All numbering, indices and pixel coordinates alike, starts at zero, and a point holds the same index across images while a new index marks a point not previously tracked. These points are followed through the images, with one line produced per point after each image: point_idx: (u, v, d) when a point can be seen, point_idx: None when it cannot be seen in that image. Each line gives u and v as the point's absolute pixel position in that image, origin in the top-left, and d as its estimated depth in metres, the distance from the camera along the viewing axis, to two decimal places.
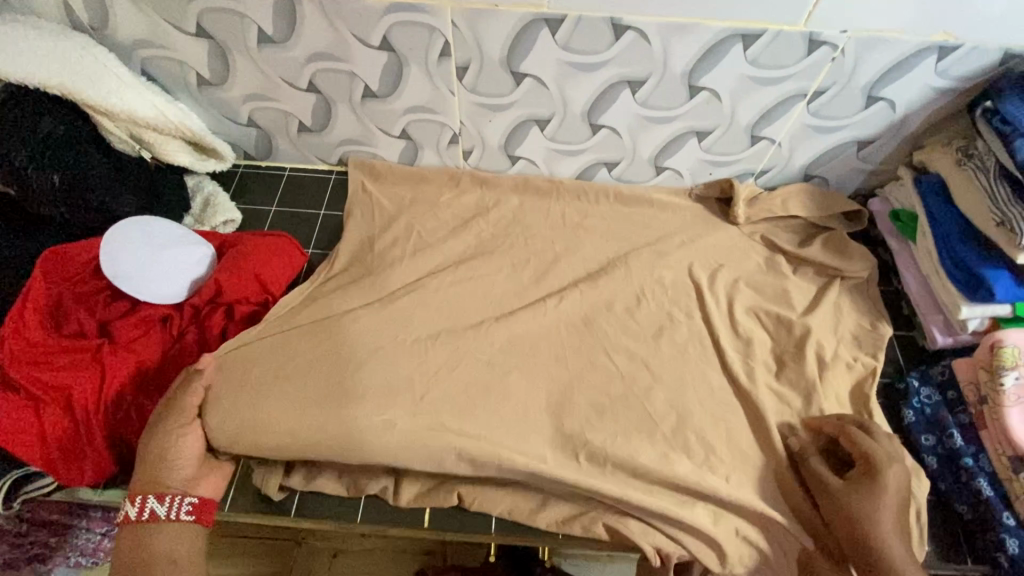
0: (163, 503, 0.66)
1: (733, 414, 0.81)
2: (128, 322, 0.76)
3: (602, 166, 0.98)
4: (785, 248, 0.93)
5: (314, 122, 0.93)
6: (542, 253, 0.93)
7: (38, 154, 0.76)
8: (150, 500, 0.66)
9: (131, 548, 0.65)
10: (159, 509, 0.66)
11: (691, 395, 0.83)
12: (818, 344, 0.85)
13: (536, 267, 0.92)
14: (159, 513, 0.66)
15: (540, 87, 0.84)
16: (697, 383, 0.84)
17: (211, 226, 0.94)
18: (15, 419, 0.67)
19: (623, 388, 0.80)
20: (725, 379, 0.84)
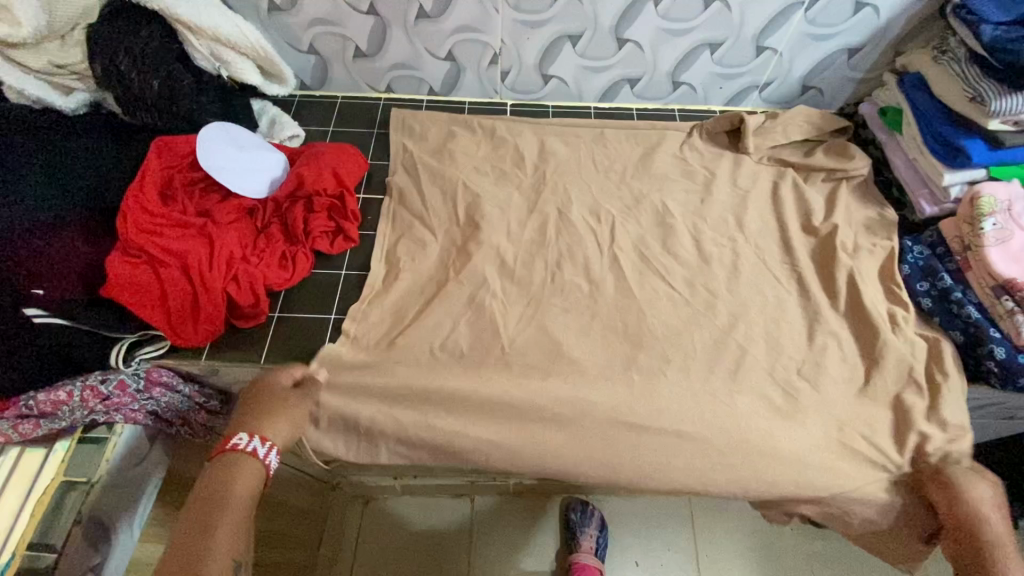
0: (248, 438, 0.70)
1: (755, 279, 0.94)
2: (226, 207, 0.86)
3: (625, 83, 1.10)
4: (794, 160, 1.02)
5: (370, 46, 1.04)
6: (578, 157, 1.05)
7: (140, 62, 0.85)
8: (241, 436, 0.70)
9: (212, 484, 0.67)
10: (245, 445, 0.69)
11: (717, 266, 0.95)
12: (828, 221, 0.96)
13: (570, 169, 1.01)
14: (242, 447, 0.69)
15: (575, 2, 0.96)
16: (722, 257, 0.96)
17: (279, 140, 1.04)
18: (141, 277, 0.76)
19: (658, 265, 0.91)
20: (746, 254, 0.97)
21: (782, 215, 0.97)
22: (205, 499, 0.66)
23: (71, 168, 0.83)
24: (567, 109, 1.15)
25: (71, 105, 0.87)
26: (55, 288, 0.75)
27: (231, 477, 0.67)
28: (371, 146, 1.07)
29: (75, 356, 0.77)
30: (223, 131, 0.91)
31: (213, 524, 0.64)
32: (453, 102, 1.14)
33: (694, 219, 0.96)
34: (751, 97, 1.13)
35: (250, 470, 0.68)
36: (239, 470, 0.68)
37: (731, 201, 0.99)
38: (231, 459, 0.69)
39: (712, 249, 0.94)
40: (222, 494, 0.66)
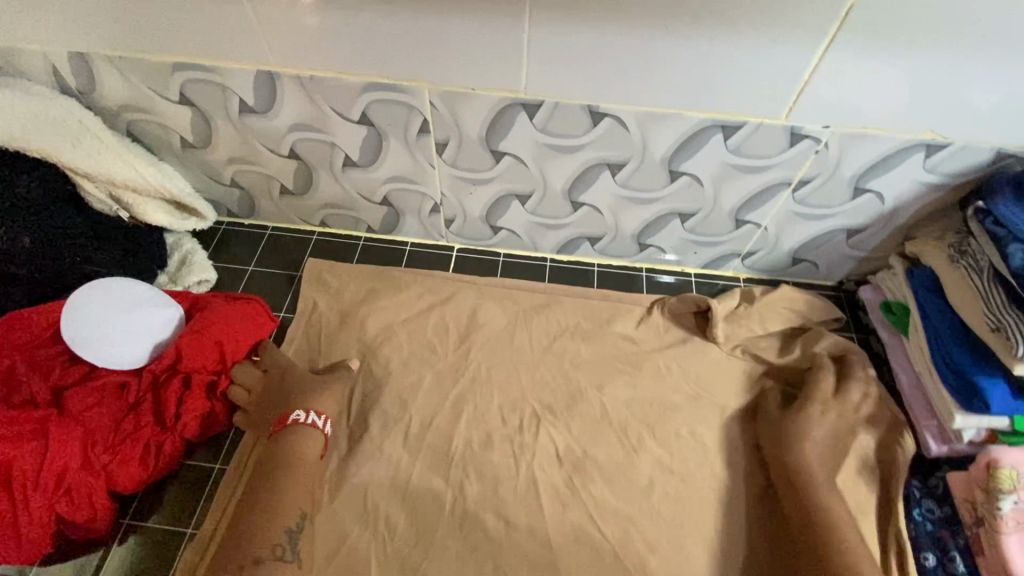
0: (305, 414, 0.78)
1: (705, 513, 0.80)
2: (81, 390, 0.74)
3: (584, 241, 0.97)
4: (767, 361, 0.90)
5: (296, 186, 0.93)
6: (522, 330, 0.94)
7: (14, 216, 0.77)
8: (297, 412, 0.78)
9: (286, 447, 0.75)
10: (304, 419, 0.77)
11: (661, 491, 0.82)
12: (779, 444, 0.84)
13: (502, 345, 0.92)
14: (301, 422, 0.77)
15: (519, 165, 0.83)
16: (668, 479, 0.82)
17: (183, 286, 0.92)
18: None
19: (580, 488, 0.81)
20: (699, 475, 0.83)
21: (732, 426, 0.87)
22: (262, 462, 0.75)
23: None
24: (520, 259, 1.01)
25: None
26: None
27: (285, 437, 0.76)
28: (290, 295, 0.96)
29: None
30: (101, 293, 0.80)
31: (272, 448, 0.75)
32: (394, 241, 1.03)
33: (633, 423, 0.87)
34: (731, 263, 0.97)
35: (310, 442, 0.76)
36: (303, 439, 0.76)
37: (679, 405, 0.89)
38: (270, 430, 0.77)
39: (645, 475, 0.83)
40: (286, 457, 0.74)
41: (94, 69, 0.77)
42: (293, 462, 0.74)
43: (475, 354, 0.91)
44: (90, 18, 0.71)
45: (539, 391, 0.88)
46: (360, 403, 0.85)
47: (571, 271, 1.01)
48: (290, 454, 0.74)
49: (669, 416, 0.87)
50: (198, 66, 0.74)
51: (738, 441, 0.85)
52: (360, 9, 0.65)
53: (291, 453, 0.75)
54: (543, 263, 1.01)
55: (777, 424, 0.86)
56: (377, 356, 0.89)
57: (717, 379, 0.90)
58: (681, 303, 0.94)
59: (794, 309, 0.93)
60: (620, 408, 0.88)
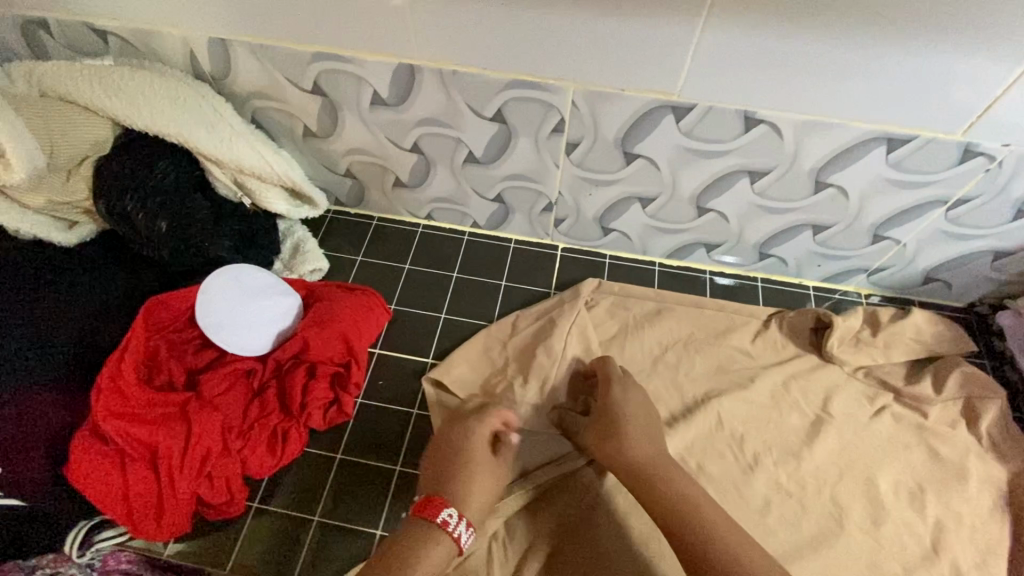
0: (455, 518, 0.67)
1: (828, 541, 0.77)
2: (216, 375, 0.76)
3: (701, 248, 0.94)
4: (894, 385, 0.86)
5: (411, 178, 0.92)
6: (632, 335, 0.92)
7: (151, 201, 0.77)
8: (444, 510, 0.67)
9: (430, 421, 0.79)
10: (452, 522, 0.66)
11: (780, 513, 0.79)
12: (902, 477, 0.81)
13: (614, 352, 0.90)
14: (448, 526, 0.66)
15: (651, 167, 0.79)
16: (788, 501, 0.80)
17: (299, 274, 0.94)
18: (102, 472, 0.67)
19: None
20: (820, 500, 0.80)
21: (853, 450, 0.83)
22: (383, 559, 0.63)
23: (57, 319, 0.74)
24: (627, 261, 0.99)
25: (72, 240, 0.79)
26: (15, 468, 0.67)
27: (418, 538, 0.65)
28: (400, 287, 0.97)
29: (28, 541, 0.70)
30: (231, 280, 0.81)
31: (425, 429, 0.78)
32: (499, 237, 1.01)
33: (747, 439, 0.85)
34: (855, 279, 0.94)
35: (445, 546, 0.65)
36: (435, 543, 0.65)
37: (796, 427, 0.86)
38: (403, 528, 0.66)
39: (762, 495, 0.81)
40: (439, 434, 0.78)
41: (231, 55, 0.76)
42: (419, 560, 0.63)
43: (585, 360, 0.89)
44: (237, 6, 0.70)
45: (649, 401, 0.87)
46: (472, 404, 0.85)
47: (680, 278, 0.98)
48: (415, 556, 0.63)
49: (784, 436, 0.85)
50: (339, 57, 0.73)
51: (861, 467, 0.82)
52: (520, 4, 0.62)
53: (412, 556, 0.63)
54: (651, 268, 0.99)
55: (899, 451, 0.83)
56: (488, 355, 0.89)
57: (837, 401, 0.87)
58: (800, 317, 0.92)
59: (924, 333, 0.88)
60: (735, 424, 0.86)
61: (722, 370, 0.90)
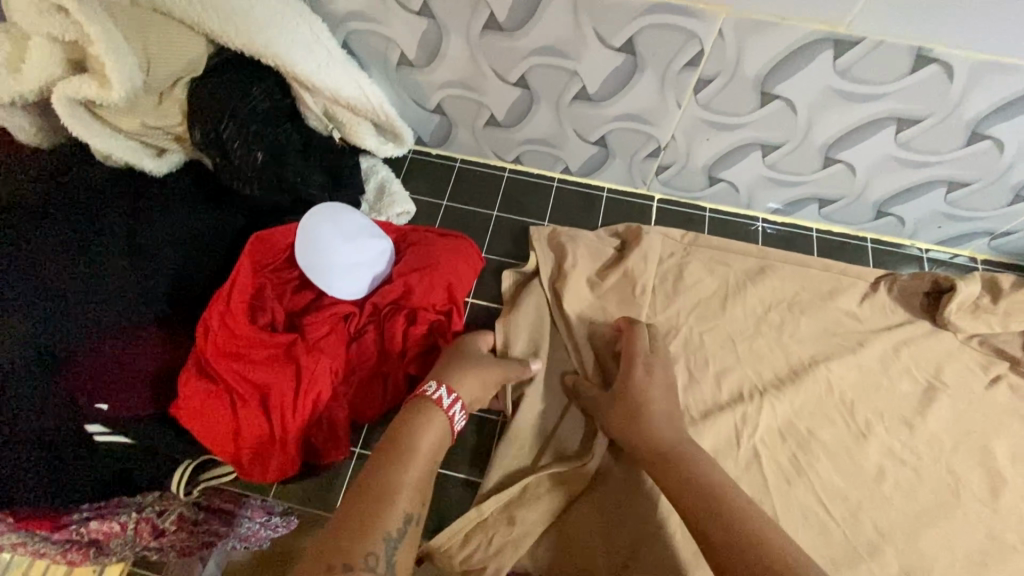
0: (434, 388, 0.68)
1: (936, 509, 0.76)
2: (318, 317, 0.72)
3: (814, 203, 0.88)
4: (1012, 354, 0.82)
5: (507, 117, 0.86)
6: (733, 293, 0.87)
7: (247, 129, 0.71)
8: (426, 385, 0.68)
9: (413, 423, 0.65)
10: (433, 393, 0.67)
11: (889, 480, 0.77)
12: (1018, 448, 0.78)
13: (717, 312, 0.86)
14: (428, 395, 0.67)
15: (789, 111, 0.73)
16: (896, 469, 0.78)
17: (387, 216, 0.89)
18: (213, 412, 0.64)
19: (806, 468, 0.78)
20: (930, 469, 0.78)
21: (967, 420, 0.80)
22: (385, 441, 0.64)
23: (153, 251, 0.69)
24: (728, 216, 0.94)
25: (164, 168, 0.73)
26: (119, 402, 0.65)
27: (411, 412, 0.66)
28: (489, 234, 0.93)
29: (136, 478, 0.67)
30: (330, 218, 0.77)
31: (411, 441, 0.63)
32: (590, 185, 0.95)
33: (856, 406, 0.81)
34: (974, 242, 0.88)
35: (438, 416, 0.66)
36: (426, 413, 0.66)
37: (905, 393, 0.82)
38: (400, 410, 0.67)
39: (874, 462, 0.78)
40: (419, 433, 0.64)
41: None
42: (416, 431, 0.63)
43: (686, 318, 0.85)
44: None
45: (752, 363, 0.83)
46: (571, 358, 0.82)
47: (782, 236, 0.93)
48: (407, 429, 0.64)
49: (895, 404, 0.81)
50: None
51: (974, 438, 0.79)
52: None
53: (412, 430, 0.63)
54: (753, 224, 0.94)
55: (1014, 423, 0.80)
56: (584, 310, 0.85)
57: (949, 369, 0.83)
58: (915, 281, 0.86)
59: None
60: (843, 390, 0.82)
61: (829, 333, 0.85)
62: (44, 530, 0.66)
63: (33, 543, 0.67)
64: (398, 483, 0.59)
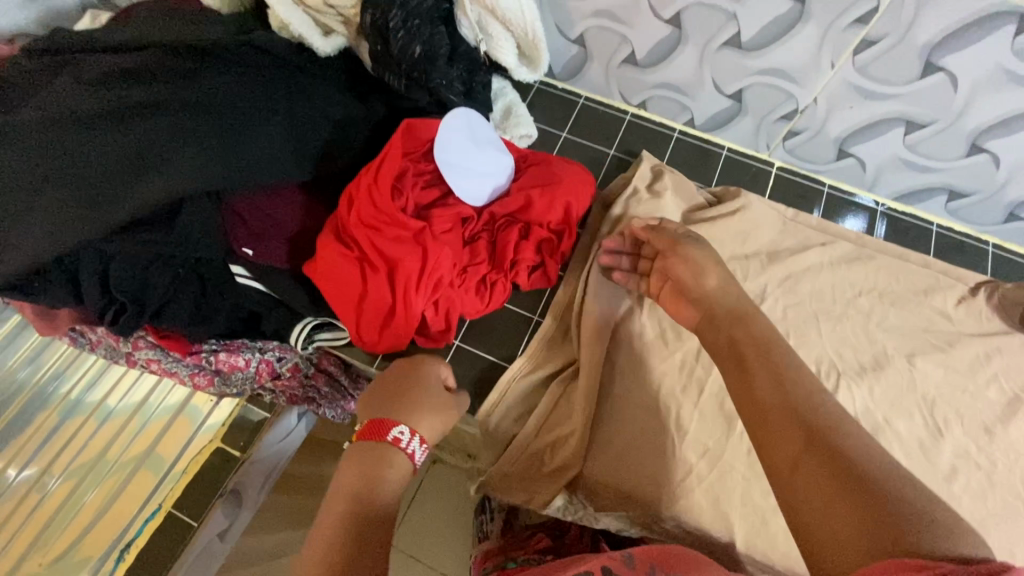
0: (408, 434, 0.57)
1: (1004, 522, 0.71)
2: (444, 211, 0.76)
3: (943, 193, 0.86)
4: None
5: (647, 57, 0.87)
6: (826, 270, 0.85)
7: (410, 22, 0.75)
8: (395, 425, 0.57)
9: (363, 462, 0.54)
10: (406, 439, 0.57)
11: (958, 482, 0.73)
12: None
13: (809, 284, 0.84)
14: (402, 442, 0.56)
15: (947, 87, 0.71)
16: (968, 471, 0.73)
17: (509, 137, 0.92)
18: (345, 273, 0.69)
19: None
20: (1007, 480, 0.73)
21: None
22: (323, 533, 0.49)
23: (310, 122, 0.74)
24: (845, 195, 0.92)
25: (330, 49, 0.77)
26: (262, 251, 0.71)
27: (368, 477, 0.53)
28: (600, 172, 0.95)
29: (262, 323, 0.74)
30: (466, 123, 0.80)
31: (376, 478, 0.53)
32: (710, 143, 0.96)
33: (938, 399, 0.77)
34: None
35: (400, 469, 0.55)
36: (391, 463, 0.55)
37: (991, 400, 0.77)
38: (354, 461, 0.54)
39: (948, 461, 0.74)
40: (376, 479, 0.53)
41: None
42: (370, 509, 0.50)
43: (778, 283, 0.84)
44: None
45: (837, 336, 0.81)
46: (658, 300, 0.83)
47: (898, 226, 0.91)
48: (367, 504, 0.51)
49: (981, 407, 0.76)
50: None
51: None
52: None
53: (369, 471, 0.53)
54: (870, 206, 0.92)
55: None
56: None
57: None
58: (1021, 289, 0.80)
59: None
60: (927, 386, 0.78)
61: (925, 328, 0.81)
62: (177, 352, 0.74)
63: (165, 361, 0.76)
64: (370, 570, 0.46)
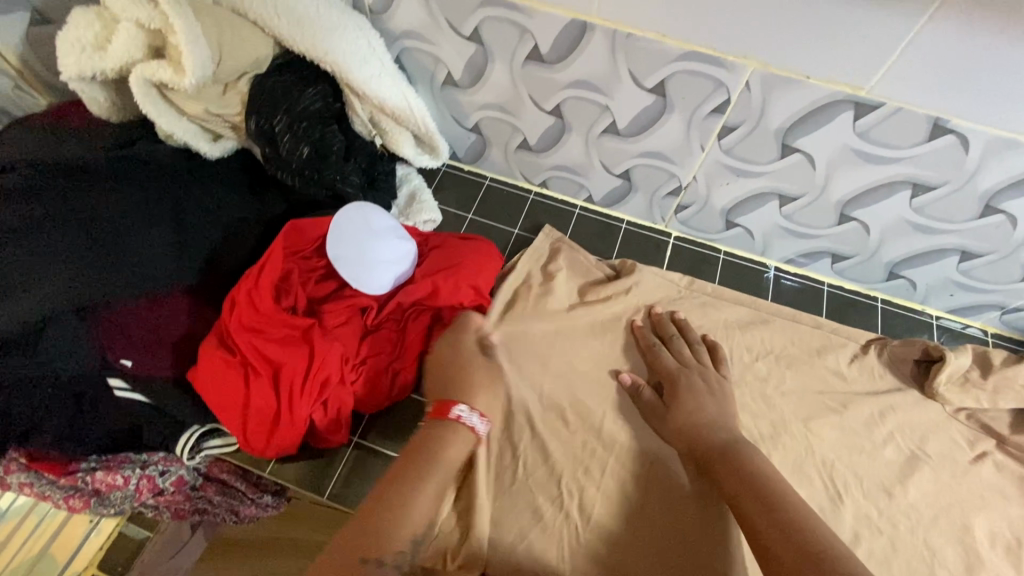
0: (469, 413, 0.68)
1: None
2: (336, 306, 0.75)
3: (827, 257, 0.89)
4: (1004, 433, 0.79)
5: (539, 143, 0.91)
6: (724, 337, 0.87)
7: (297, 125, 0.77)
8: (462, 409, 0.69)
9: (432, 437, 0.66)
10: (465, 417, 0.68)
11: (862, 548, 0.73)
12: (998, 526, 0.74)
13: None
14: (462, 420, 0.68)
15: (807, 165, 0.75)
16: (870, 536, 0.73)
17: (413, 223, 0.94)
18: (227, 380, 0.68)
19: None
20: (908, 543, 0.73)
21: (949, 494, 0.76)
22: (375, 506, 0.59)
23: (195, 228, 0.74)
24: (741, 261, 0.96)
25: (217, 152, 0.79)
26: (143, 362, 0.70)
27: (428, 449, 0.64)
28: (506, 250, 0.97)
29: (143, 436, 0.71)
30: (361, 217, 0.81)
31: (430, 465, 0.63)
32: (610, 217, 1.00)
33: (836, 461, 0.78)
34: (985, 314, 0.88)
35: (457, 448, 0.66)
36: (447, 442, 0.66)
37: (887, 459, 0.78)
38: (424, 430, 0.67)
39: (849, 528, 0.74)
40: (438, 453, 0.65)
41: None
42: (417, 494, 0.60)
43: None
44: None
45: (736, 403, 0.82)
46: (562, 378, 0.83)
47: (794, 288, 0.94)
48: (409, 493, 0.60)
49: (877, 468, 0.78)
50: (507, 5, 0.71)
51: (959, 519, 0.75)
52: None
53: (437, 445, 0.65)
54: (765, 270, 0.95)
55: (1000, 502, 0.76)
56: (580, 335, 0.86)
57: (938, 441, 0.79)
58: (904, 346, 0.84)
59: None
60: (824, 450, 0.79)
61: (820, 391, 0.83)
62: (52, 474, 0.70)
63: (38, 485, 0.72)
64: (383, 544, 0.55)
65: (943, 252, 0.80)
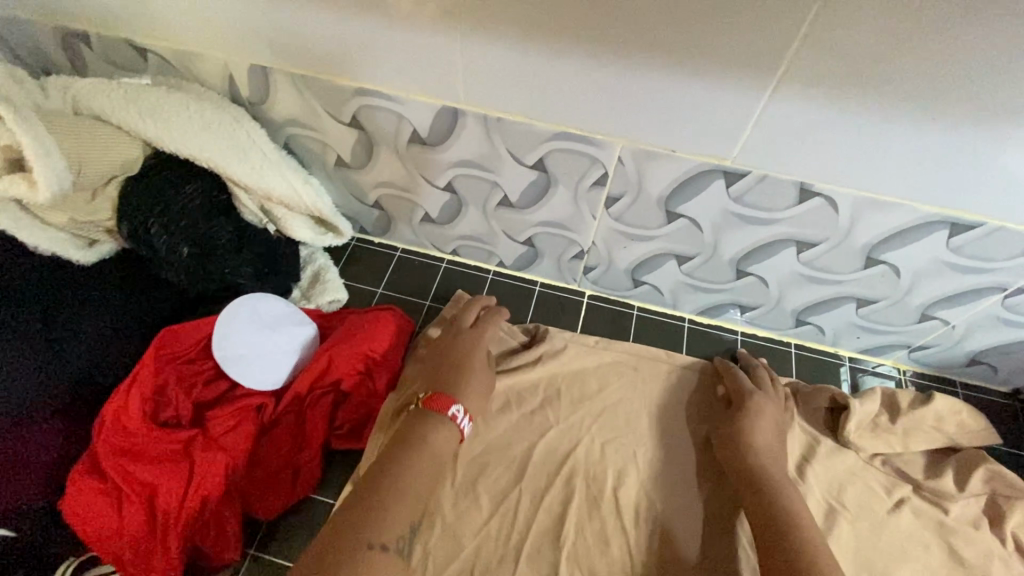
0: (462, 414, 0.70)
1: None
2: (223, 411, 0.72)
3: (735, 307, 0.90)
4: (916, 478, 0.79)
5: (441, 216, 0.90)
6: (638, 400, 0.86)
7: (175, 228, 0.74)
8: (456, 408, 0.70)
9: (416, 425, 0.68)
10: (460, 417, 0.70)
11: None
12: None
13: (622, 416, 0.84)
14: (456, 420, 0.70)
15: (693, 229, 0.76)
16: None
17: (316, 304, 0.90)
18: (96, 511, 0.64)
19: None
20: None
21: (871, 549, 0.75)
22: (370, 485, 0.62)
23: (64, 338, 0.70)
24: (656, 314, 0.95)
25: (92, 258, 0.75)
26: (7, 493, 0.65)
27: (417, 436, 0.67)
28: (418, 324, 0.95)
29: None
30: (250, 308, 0.79)
31: (416, 441, 0.66)
32: (524, 278, 0.99)
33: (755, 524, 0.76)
34: (895, 353, 0.89)
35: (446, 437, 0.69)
36: (438, 434, 0.68)
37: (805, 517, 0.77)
38: (418, 420, 0.68)
39: None
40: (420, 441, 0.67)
41: (271, 85, 0.75)
42: (402, 469, 0.63)
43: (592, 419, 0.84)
44: (289, 20, 0.67)
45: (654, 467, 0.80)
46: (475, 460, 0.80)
47: (709, 340, 0.94)
48: (400, 474, 0.63)
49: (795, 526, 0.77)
50: (380, 93, 0.71)
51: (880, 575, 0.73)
52: (559, 61, 0.61)
53: (422, 430, 0.68)
54: (679, 323, 0.95)
55: (918, 552, 0.75)
56: (491, 411, 0.84)
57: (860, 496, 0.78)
58: (813, 395, 0.85)
59: (948, 422, 0.82)
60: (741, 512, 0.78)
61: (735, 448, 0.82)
62: None
63: None
64: (378, 533, 0.58)
65: (837, 299, 0.81)
